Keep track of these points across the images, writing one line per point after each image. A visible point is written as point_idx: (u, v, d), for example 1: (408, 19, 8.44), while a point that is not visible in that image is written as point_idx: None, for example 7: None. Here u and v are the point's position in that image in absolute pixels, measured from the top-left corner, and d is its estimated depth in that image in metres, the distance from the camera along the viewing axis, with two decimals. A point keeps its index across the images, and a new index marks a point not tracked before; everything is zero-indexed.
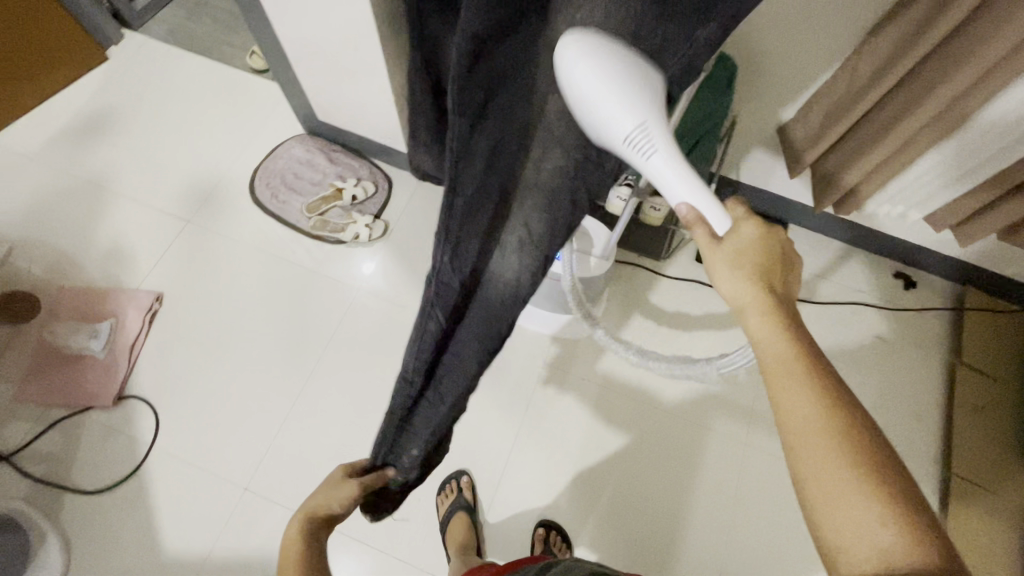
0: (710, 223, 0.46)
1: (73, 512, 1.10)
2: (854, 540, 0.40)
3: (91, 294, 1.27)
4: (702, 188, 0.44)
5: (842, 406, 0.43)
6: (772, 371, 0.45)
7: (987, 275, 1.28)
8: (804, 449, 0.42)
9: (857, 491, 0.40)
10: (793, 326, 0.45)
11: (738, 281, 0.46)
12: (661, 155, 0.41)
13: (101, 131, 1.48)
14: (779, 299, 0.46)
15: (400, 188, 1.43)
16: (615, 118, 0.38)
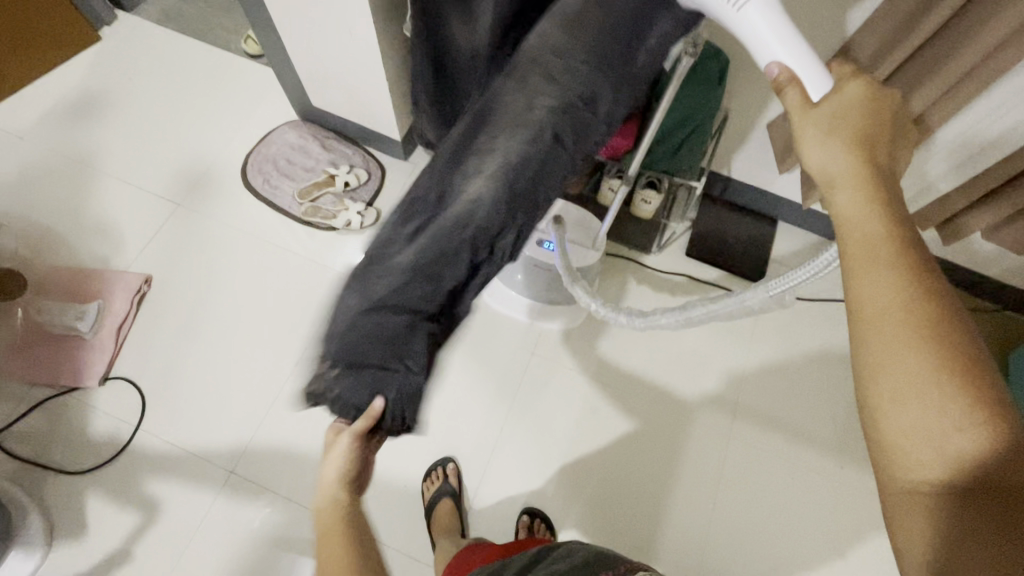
0: (806, 87, 0.48)
1: (57, 492, 1.09)
2: (915, 435, 0.40)
3: (78, 275, 1.27)
4: (800, 50, 0.48)
5: (934, 296, 0.40)
6: (860, 253, 0.42)
7: (968, 276, 1.31)
8: (883, 338, 0.40)
9: (933, 386, 0.39)
10: (887, 203, 0.43)
11: (835, 145, 0.45)
12: (756, 2, 0.48)
13: (91, 112, 1.47)
14: (875, 172, 0.44)
15: (393, 176, 1.43)
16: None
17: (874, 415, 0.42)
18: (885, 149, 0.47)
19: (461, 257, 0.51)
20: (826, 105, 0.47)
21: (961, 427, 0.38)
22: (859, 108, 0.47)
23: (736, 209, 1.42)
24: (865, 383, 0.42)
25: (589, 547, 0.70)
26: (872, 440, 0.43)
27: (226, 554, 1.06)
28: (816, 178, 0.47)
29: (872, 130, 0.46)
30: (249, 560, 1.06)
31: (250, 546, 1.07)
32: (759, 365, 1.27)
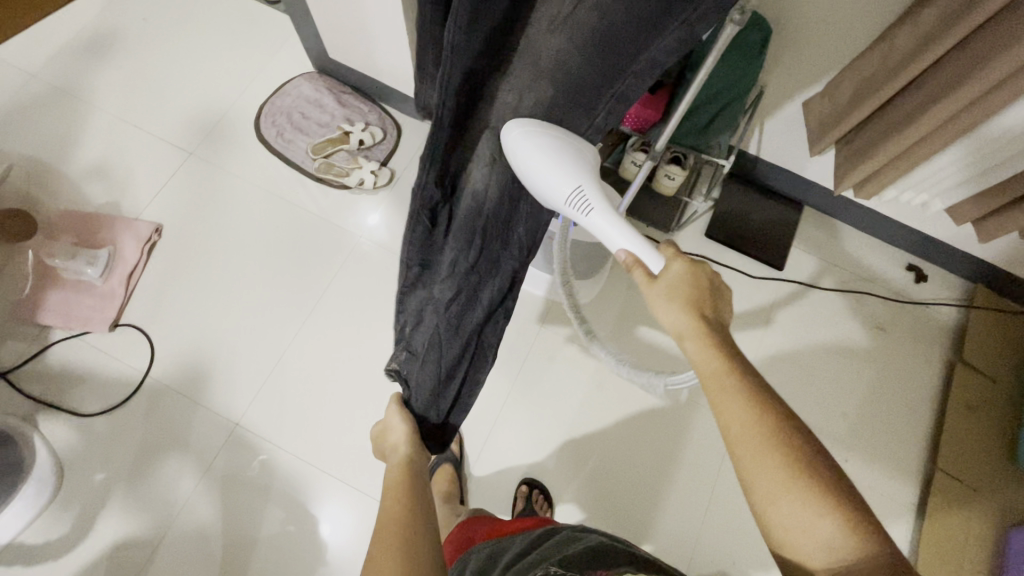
0: (646, 265, 0.57)
1: (66, 433, 1.11)
2: (799, 533, 0.47)
3: (88, 220, 1.25)
4: (636, 239, 0.56)
5: (772, 408, 0.50)
6: (711, 389, 0.52)
7: (997, 275, 1.26)
8: (748, 457, 0.49)
9: (794, 489, 0.47)
10: (724, 344, 0.53)
11: (674, 306, 0.55)
12: (597, 213, 0.56)
13: (104, 53, 1.43)
14: (709, 321, 0.55)
15: (410, 137, 1.39)
16: (557, 183, 0.54)
17: (766, 522, 0.49)
18: (714, 303, 0.57)
19: (494, 248, 0.64)
20: (664, 279, 0.56)
21: (823, 520, 0.46)
22: (686, 275, 0.57)
23: (763, 191, 1.37)
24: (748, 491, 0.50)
25: (595, 537, 0.68)
26: (772, 540, 0.50)
27: (230, 505, 1.08)
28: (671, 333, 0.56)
29: (700, 291, 0.56)
30: (251, 511, 1.08)
31: (254, 497, 1.09)
32: (770, 352, 1.25)
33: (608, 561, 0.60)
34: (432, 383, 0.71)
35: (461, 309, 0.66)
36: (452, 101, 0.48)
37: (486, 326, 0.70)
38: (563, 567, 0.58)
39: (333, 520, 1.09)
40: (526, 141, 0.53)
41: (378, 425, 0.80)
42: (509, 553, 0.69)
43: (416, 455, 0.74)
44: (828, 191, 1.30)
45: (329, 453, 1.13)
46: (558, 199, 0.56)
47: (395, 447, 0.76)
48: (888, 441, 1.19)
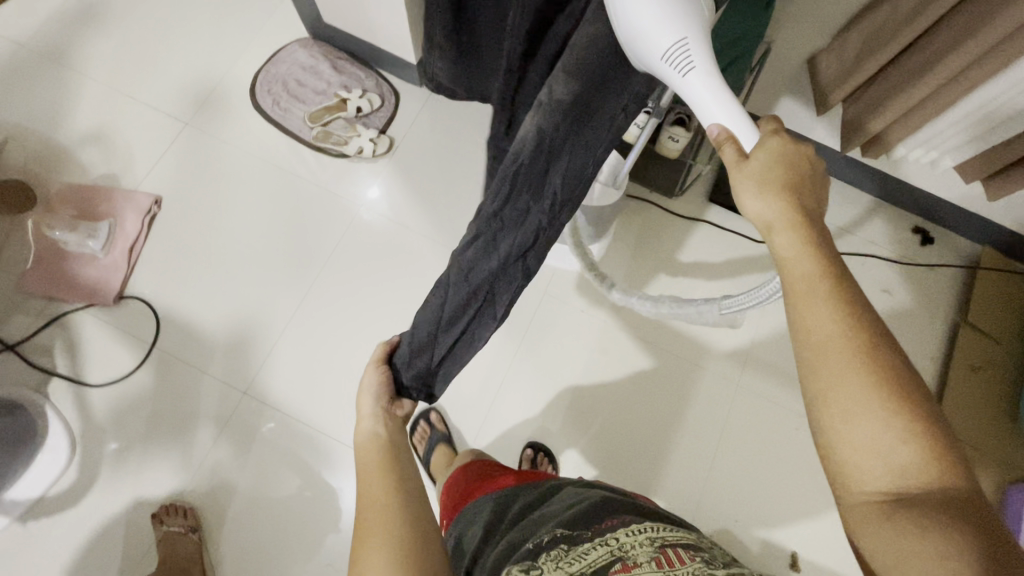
0: (739, 142, 0.50)
1: (78, 402, 1.13)
2: (866, 456, 0.43)
3: (87, 193, 1.25)
4: (734, 110, 0.49)
5: (864, 323, 0.45)
6: (798, 290, 0.46)
7: (1005, 236, 1.24)
8: (827, 367, 0.44)
9: (874, 409, 0.43)
10: (823, 244, 0.47)
11: (765, 195, 0.49)
12: (698, 73, 0.47)
13: (92, 21, 1.40)
14: (809, 215, 0.48)
15: (408, 104, 1.36)
16: (655, 35, 0.45)
17: (828, 440, 0.45)
18: (811, 197, 0.50)
19: (521, 200, 0.56)
20: (757, 161, 0.50)
21: (901, 446, 0.42)
22: (781, 163, 0.50)
23: None
24: (816, 406, 0.45)
25: (597, 491, 0.68)
26: (826, 459, 0.46)
27: (241, 469, 1.11)
28: (757, 225, 0.50)
29: (800, 183, 0.50)
30: (264, 476, 1.10)
31: (265, 462, 1.11)
32: (773, 316, 1.25)
33: (611, 514, 0.61)
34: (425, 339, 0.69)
35: (476, 258, 0.61)
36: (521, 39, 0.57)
37: (500, 284, 0.62)
38: (568, 529, 0.58)
39: (341, 483, 1.11)
40: None
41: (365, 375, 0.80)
42: (512, 509, 0.70)
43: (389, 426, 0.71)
44: (837, 152, 1.27)
45: (336, 418, 1.15)
46: (653, 55, 0.46)
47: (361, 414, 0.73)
48: None
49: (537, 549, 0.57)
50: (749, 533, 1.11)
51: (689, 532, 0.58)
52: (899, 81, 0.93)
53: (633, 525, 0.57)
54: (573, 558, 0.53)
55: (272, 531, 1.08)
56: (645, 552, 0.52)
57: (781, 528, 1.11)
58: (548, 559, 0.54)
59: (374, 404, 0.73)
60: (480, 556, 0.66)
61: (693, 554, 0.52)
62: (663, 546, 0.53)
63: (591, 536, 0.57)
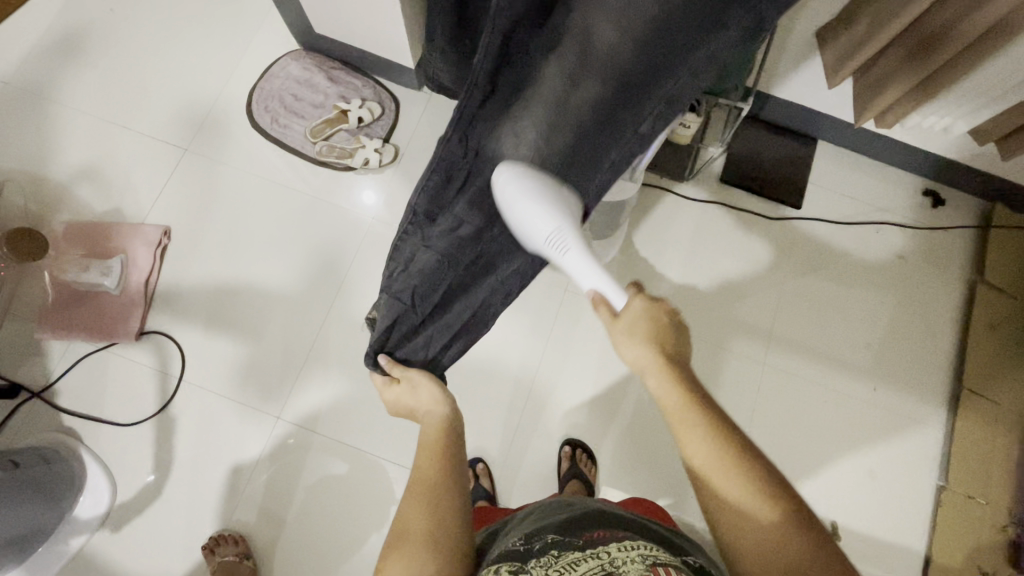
0: (609, 302, 0.63)
1: (113, 442, 1.13)
2: (764, 559, 0.50)
3: (94, 230, 1.22)
4: (601, 277, 0.63)
5: (727, 432, 0.55)
6: (674, 419, 0.57)
7: (1014, 191, 1.25)
8: (709, 480, 0.53)
9: (755, 513, 0.51)
10: (684, 377, 0.59)
11: (637, 344, 0.61)
12: (573, 252, 0.63)
13: (75, 52, 1.35)
14: (670, 357, 0.60)
15: (408, 110, 1.34)
16: (537, 226, 0.62)
17: (733, 549, 0.52)
18: (675, 339, 0.63)
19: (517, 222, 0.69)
20: (626, 319, 0.62)
21: (789, 542, 0.50)
22: (648, 315, 0.62)
23: (774, 127, 1.34)
24: (715, 521, 0.54)
25: (579, 505, 0.74)
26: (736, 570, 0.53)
27: (284, 493, 1.11)
28: (634, 369, 0.62)
29: (663, 324, 0.62)
30: (307, 498, 1.11)
31: (306, 485, 1.12)
32: (792, 292, 1.26)
33: (600, 530, 0.64)
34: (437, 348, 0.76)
35: (475, 272, 0.72)
36: (491, 60, 0.56)
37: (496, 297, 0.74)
38: (558, 535, 0.64)
39: (384, 497, 1.12)
40: (512, 185, 0.61)
41: (392, 391, 0.75)
42: (500, 531, 0.78)
43: (453, 407, 0.72)
44: (843, 121, 1.27)
45: (371, 431, 1.15)
46: (537, 239, 0.63)
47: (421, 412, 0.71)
48: (912, 364, 1.22)
49: (528, 558, 0.61)
50: None
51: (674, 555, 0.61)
52: (911, 53, 0.93)
53: (624, 543, 0.60)
54: (563, 567, 0.57)
55: (319, 551, 1.09)
56: (636, 568, 0.54)
57: (819, 498, 1.14)
58: (538, 566, 0.59)
59: (434, 396, 0.72)
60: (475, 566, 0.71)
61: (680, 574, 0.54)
62: (654, 564, 0.55)
63: (582, 548, 0.60)
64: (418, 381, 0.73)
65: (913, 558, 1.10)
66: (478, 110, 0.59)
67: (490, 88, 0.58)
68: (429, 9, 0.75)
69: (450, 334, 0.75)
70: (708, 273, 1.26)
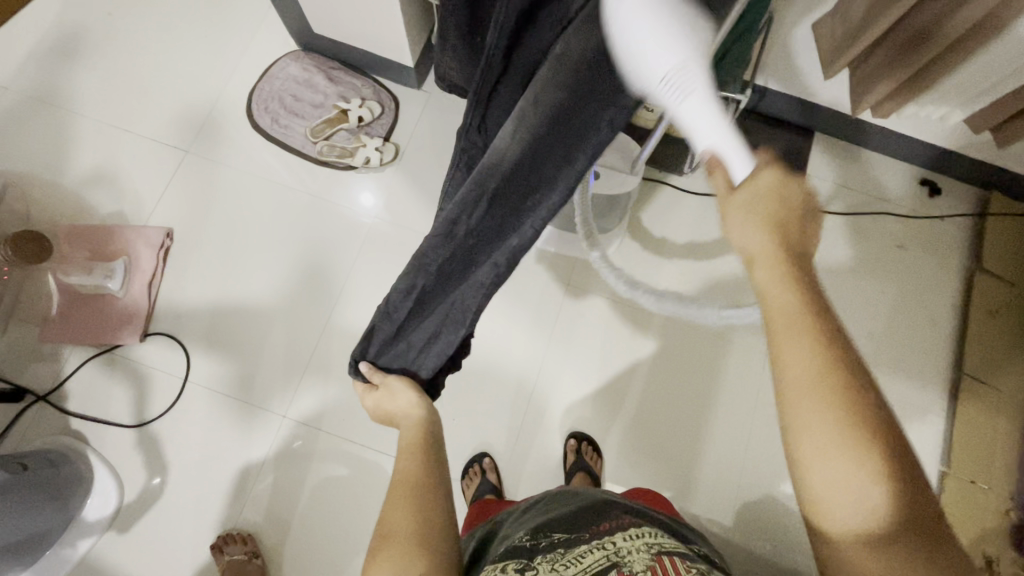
0: (728, 168, 0.51)
1: (120, 444, 1.13)
2: (839, 491, 0.44)
3: (97, 232, 1.23)
4: (724, 131, 0.48)
5: (840, 354, 0.46)
6: (780, 321, 0.47)
7: (1010, 180, 1.27)
8: (803, 401, 0.45)
9: (845, 446, 0.44)
10: (799, 275, 0.48)
11: (750, 225, 0.51)
12: (699, 96, 0.44)
13: (74, 56, 1.36)
14: (791, 249, 0.50)
15: (408, 109, 1.35)
16: (654, 54, 0.40)
17: (801, 473, 0.46)
18: (797, 226, 0.51)
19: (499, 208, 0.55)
20: (744, 192, 0.51)
21: (874, 486, 0.43)
22: (773, 194, 0.51)
23: (771, 120, 1.36)
24: (789, 441, 0.47)
25: (585, 495, 0.74)
26: (800, 496, 0.47)
27: (291, 492, 1.12)
28: (741, 255, 0.52)
29: (784, 212, 0.51)
30: (315, 497, 1.12)
31: (314, 483, 1.12)
32: None
33: (607, 522, 0.64)
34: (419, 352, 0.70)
35: (455, 272, 0.61)
36: (507, 36, 0.50)
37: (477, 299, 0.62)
38: (565, 534, 0.63)
39: None
40: None
41: (371, 399, 0.72)
42: (502, 524, 0.78)
43: (432, 415, 0.71)
44: (840, 113, 1.28)
45: (378, 428, 1.16)
46: (651, 77, 0.42)
47: (399, 420, 0.71)
48: (914, 350, 1.23)
49: (534, 554, 0.61)
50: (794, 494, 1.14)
51: (681, 543, 0.61)
52: (907, 45, 0.94)
53: (631, 531, 0.60)
54: (568, 562, 0.57)
55: (329, 547, 1.09)
56: (641, 558, 0.55)
57: None
58: (543, 561, 0.58)
59: (414, 401, 0.70)
60: (480, 557, 0.71)
61: (686, 561, 0.55)
62: (659, 553, 0.56)
63: (589, 540, 0.60)
64: (397, 386, 0.71)
65: None
66: (495, 90, 0.56)
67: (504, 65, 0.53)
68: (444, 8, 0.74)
69: (427, 337, 0.68)
70: (711, 265, 1.27)
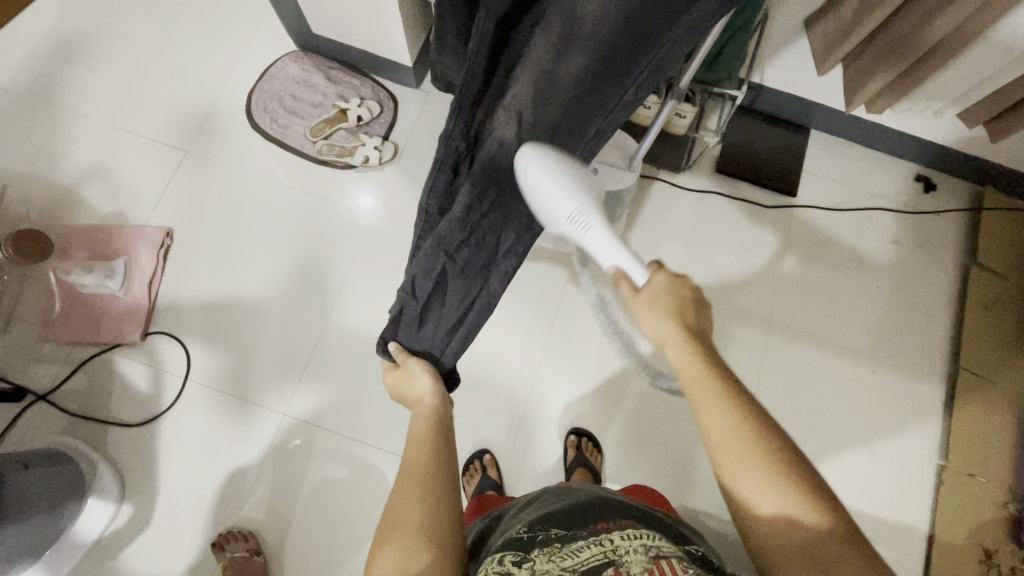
0: (630, 278, 0.63)
1: (121, 442, 1.13)
2: (779, 536, 0.49)
3: (97, 232, 1.23)
4: (622, 253, 0.63)
5: (750, 411, 0.53)
6: (695, 392, 0.55)
7: (1004, 175, 1.28)
8: (727, 459, 0.51)
9: (770, 491, 0.49)
10: (706, 352, 0.57)
11: (658, 316, 0.59)
12: (595, 230, 0.64)
13: (74, 57, 1.36)
14: (693, 331, 0.58)
15: (407, 108, 1.36)
16: (557, 205, 0.62)
17: (750, 526, 0.51)
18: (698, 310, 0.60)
19: (506, 201, 0.70)
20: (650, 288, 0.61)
21: (805, 525, 0.48)
22: (670, 291, 0.60)
23: (767, 117, 1.37)
24: (734, 498, 0.52)
25: (582, 493, 0.74)
26: (756, 551, 0.51)
27: (292, 489, 1.12)
28: (655, 342, 0.60)
29: (684, 302, 0.60)
30: (316, 493, 1.12)
31: (314, 480, 1.13)
32: (789, 278, 1.27)
33: (605, 521, 0.64)
34: (437, 336, 0.75)
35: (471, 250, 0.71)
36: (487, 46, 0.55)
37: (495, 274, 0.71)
38: (563, 530, 0.63)
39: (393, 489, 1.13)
40: (533, 167, 0.62)
41: (391, 378, 0.76)
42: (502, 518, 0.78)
43: (444, 406, 0.71)
44: (835, 110, 1.30)
45: (378, 424, 1.16)
46: (559, 217, 0.64)
47: (414, 403, 0.72)
48: (911, 344, 1.24)
49: (531, 546, 0.61)
50: None
51: (678, 547, 0.60)
52: (897, 41, 0.95)
53: (630, 530, 0.60)
54: (566, 554, 0.57)
55: (329, 544, 1.09)
56: (638, 561, 0.54)
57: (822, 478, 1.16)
58: (541, 553, 0.59)
59: (431, 385, 0.72)
60: (478, 551, 0.71)
61: (685, 565, 0.53)
62: (656, 556, 0.54)
63: (587, 537, 0.60)
64: (415, 369, 0.74)
65: (917, 537, 1.11)
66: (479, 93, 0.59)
67: (487, 73, 0.58)
68: (440, 8, 0.70)
69: (453, 322, 0.74)
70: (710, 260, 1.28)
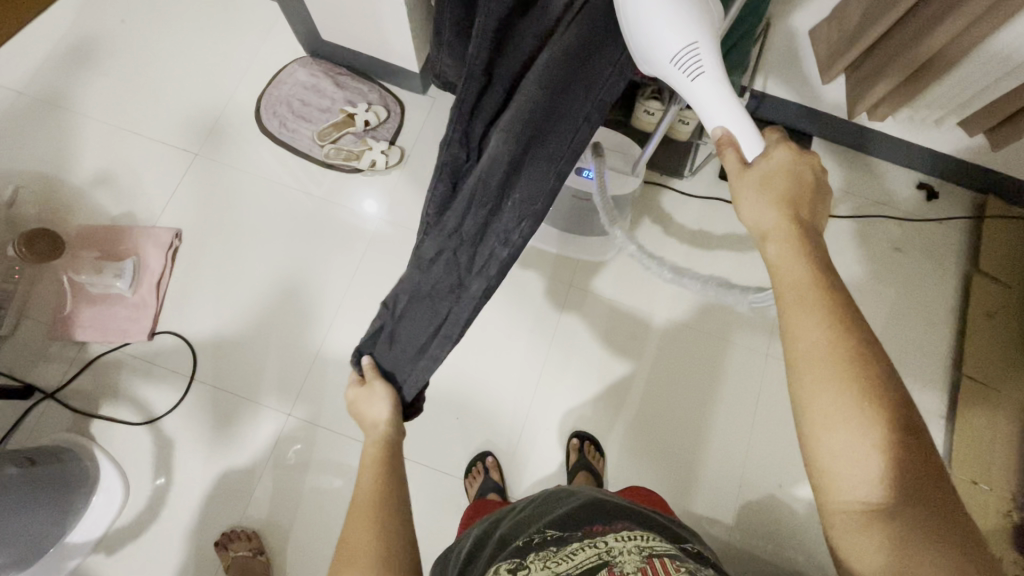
0: (741, 147, 0.56)
1: (126, 441, 1.14)
2: (846, 462, 0.44)
3: (107, 233, 1.25)
4: (736, 111, 0.55)
5: (850, 330, 0.46)
6: (792, 293, 0.49)
7: (1007, 184, 1.28)
8: (814, 372, 0.46)
9: (854, 414, 0.44)
10: (813, 253, 0.50)
11: (764, 204, 0.53)
12: (706, 76, 0.55)
13: (87, 61, 1.39)
14: (804, 228, 0.52)
15: (414, 113, 1.38)
16: (668, 38, 0.53)
17: (811, 445, 0.46)
18: (810, 209, 0.54)
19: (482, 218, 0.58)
20: (757, 169, 0.55)
21: (874, 460, 0.43)
22: (789, 173, 0.55)
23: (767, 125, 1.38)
24: (801, 414, 0.47)
25: (580, 495, 0.75)
26: (812, 470, 0.47)
27: (296, 489, 1.13)
28: (755, 233, 0.54)
29: (798, 191, 0.54)
30: (320, 493, 1.13)
31: (318, 480, 1.13)
32: None
33: (602, 523, 0.64)
34: (405, 360, 0.72)
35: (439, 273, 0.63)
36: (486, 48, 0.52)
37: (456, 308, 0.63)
38: (559, 532, 0.64)
39: None
40: None
41: (353, 393, 0.77)
42: (502, 522, 0.78)
43: (396, 432, 0.74)
44: (837, 118, 1.31)
45: None
46: (664, 58, 0.54)
47: (369, 432, 0.74)
48: (914, 351, 1.24)
49: (527, 551, 0.61)
50: (794, 494, 1.15)
51: (674, 546, 0.61)
52: (900, 49, 0.96)
53: (623, 533, 0.60)
54: (560, 559, 0.58)
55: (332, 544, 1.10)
56: (633, 560, 0.54)
57: None
58: (537, 559, 0.59)
59: (387, 414, 0.73)
60: (474, 555, 0.72)
61: (678, 562, 0.54)
62: (650, 556, 0.55)
63: (582, 539, 0.61)
64: (379, 393, 0.74)
65: None
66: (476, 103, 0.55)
67: (485, 79, 0.54)
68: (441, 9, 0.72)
69: (416, 350, 0.70)
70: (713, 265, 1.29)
